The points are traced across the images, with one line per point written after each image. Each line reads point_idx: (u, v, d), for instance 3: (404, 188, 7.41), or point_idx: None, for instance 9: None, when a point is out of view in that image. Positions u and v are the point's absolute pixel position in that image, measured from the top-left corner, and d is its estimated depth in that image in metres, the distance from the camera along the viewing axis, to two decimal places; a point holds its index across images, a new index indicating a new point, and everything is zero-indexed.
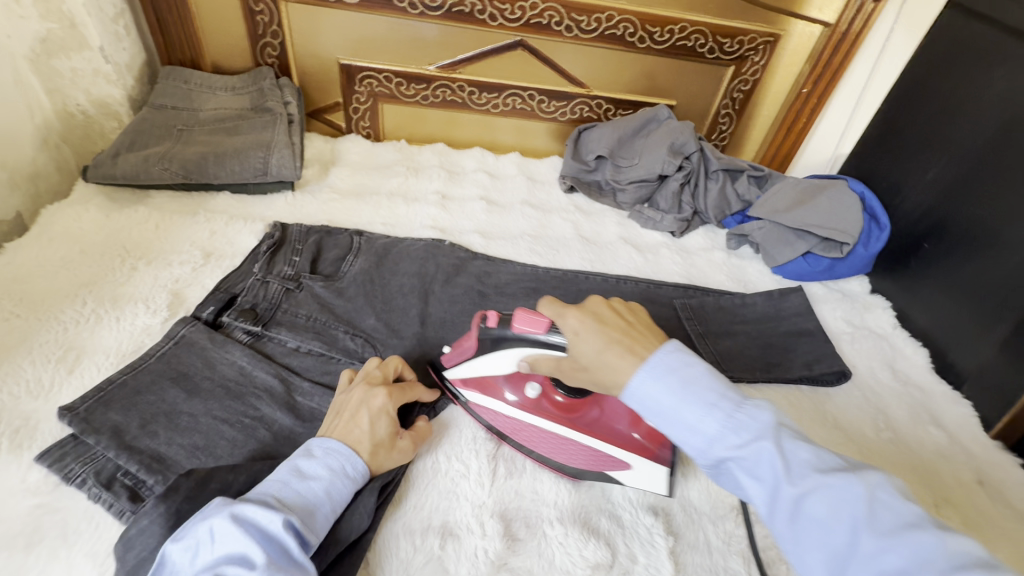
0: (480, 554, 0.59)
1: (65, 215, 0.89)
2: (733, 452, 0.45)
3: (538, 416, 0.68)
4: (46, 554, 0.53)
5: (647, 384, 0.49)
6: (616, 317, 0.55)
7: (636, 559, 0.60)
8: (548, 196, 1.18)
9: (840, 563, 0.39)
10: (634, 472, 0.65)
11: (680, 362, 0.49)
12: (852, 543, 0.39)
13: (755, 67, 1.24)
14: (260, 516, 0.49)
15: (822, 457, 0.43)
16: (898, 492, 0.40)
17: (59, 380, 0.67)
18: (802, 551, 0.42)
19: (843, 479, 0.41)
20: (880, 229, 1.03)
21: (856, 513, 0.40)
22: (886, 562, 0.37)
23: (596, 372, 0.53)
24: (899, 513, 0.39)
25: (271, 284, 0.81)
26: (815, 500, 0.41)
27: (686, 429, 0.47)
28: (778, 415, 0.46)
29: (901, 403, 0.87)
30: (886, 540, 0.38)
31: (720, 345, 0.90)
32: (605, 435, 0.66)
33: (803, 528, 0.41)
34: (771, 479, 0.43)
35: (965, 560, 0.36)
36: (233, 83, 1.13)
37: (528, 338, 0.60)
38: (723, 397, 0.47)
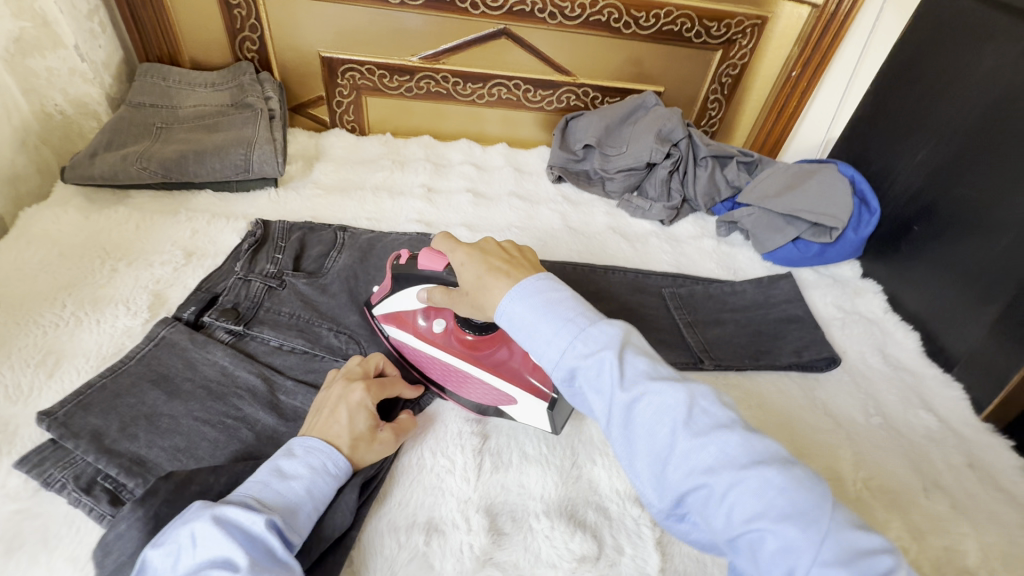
0: (465, 549, 0.58)
1: (43, 216, 0.88)
2: (581, 364, 0.49)
3: (441, 349, 0.69)
4: (26, 560, 0.52)
5: (515, 304, 0.53)
6: (498, 250, 0.60)
7: (623, 551, 0.60)
8: (536, 186, 1.17)
9: (661, 464, 0.44)
10: (519, 407, 0.67)
11: (547, 287, 0.54)
12: (671, 445, 0.44)
13: (743, 51, 1.22)
14: (242, 517, 0.48)
15: (658, 369, 0.48)
16: (719, 401, 0.45)
17: (39, 385, 0.66)
18: (632, 456, 0.46)
19: (670, 388, 0.46)
20: (870, 214, 1.03)
21: (678, 418, 0.44)
22: (698, 459, 0.42)
23: (477, 295, 0.58)
24: (715, 418, 0.44)
25: (253, 282, 0.80)
26: (645, 407, 0.45)
27: (541, 342, 0.51)
28: (625, 333, 0.50)
29: (891, 387, 0.86)
30: (699, 439, 0.43)
31: (709, 333, 0.89)
32: (502, 373, 0.67)
33: (633, 432, 0.46)
34: (609, 389, 0.47)
35: (761, 455, 0.42)
36: (212, 79, 1.12)
37: (430, 272, 0.67)
38: (578, 313, 0.51)
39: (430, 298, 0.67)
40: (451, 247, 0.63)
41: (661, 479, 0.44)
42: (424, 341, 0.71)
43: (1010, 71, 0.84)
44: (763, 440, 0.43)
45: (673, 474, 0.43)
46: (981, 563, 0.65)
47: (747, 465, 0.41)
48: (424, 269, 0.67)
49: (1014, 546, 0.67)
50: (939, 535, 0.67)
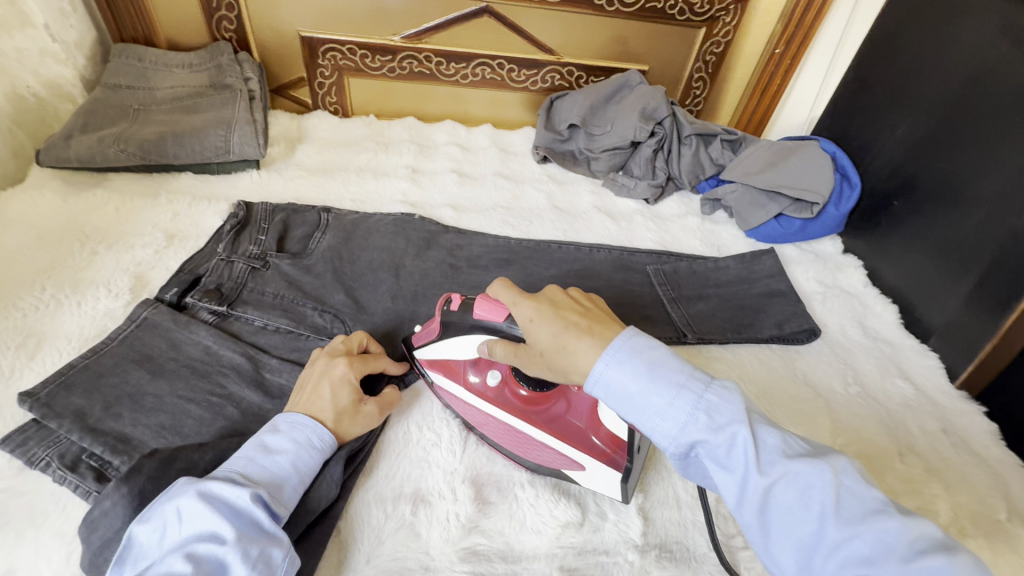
0: (451, 518, 0.59)
1: (20, 200, 0.86)
2: (705, 439, 0.46)
3: (496, 405, 0.64)
4: (13, 536, 0.53)
5: (616, 369, 0.50)
6: (568, 302, 0.56)
7: (606, 517, 0.62)
8: (521, 167, 1.17)
9: (807, 550, 0.42)
10: (587, 474, 0.61)
11: (644, 345, 0.50)
12: (818, 532, 0.42)
13: (726, 28, 1.22)
14: (227, 492, 0.49)
15: (789, 444, 0.46)
16: (861, 477, 0.43)
17: (20, 366, 0.66)
18: (769, 538, 0.44)
19: (810, 467, 0.44)
20: (851, 188, 1.05)
21: (822, 501, 0.42)
22: (851, 548, 0.40)
23: (553, 356, 0.54)
24: (864, 500, 0.42)
25: (236, 263, 0.80)
26: (783, 489, 0.44)
27: (654, 415, 0.48)
28: (747, 400, 0.47)
29: (870, 357, 0.88)
30: (852, 527, 0.41)
31: (693, 308, 0.90)
32: (564, 434, 0.62)
33: (772, 516, 0.44)
34: (740, 468, 0.45)
35: (923, 544, 0.39)
36: (190, 60, 1.09)
37: (487, 325, 0.60)
38: (692, 378, 0.48)
39: (491, 353, 0.60)
40: (514, 297, 0.58)
41: (808, 566, 0.42)
42: (474, 396, 0.65)
43: (987, 44, 0.85)
44: (920, 522, 0.40)
45: (822, 562, 0.42)
46: (953, 522, 0.67)
47: (910, 557, 0.39)
48: (481, 321, 0.60)
49: (984, 506, 0.70)
50: (912, 496, 0.70)
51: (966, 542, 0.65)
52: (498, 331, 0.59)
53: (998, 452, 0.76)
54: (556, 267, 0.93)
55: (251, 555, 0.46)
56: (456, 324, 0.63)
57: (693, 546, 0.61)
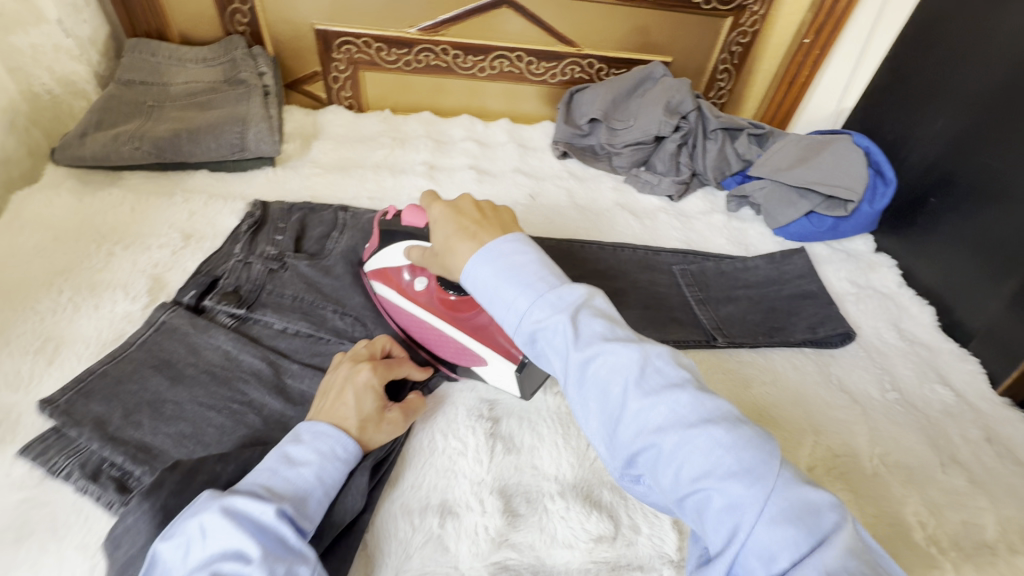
0: (480, 531, 0.58)
1: (35, 199, 0.85)
2: (539, 324, 0.50)
3: (419, 306, 0.70)
4: (35, 549, 0.52)
5: (480, 267, 0.53)
6: (473, 209, 0.59)
7: (640, 530, 0.59)
8: (540, 163, 1.14)
9: (613, 422, 0.46)
10: (489, 368, 0.67)
11: (514, 250, 0.54)
12: (623, 405, 0.45)
13: (754, 17, 1.18)
14: (251, 507, 0.48)
15: (613, 330, 0.49)
16: (672, 360, 0.47)
17: (39, 372, 0.65)
18: (587, 414, 0.48)
19: (625, 348, 0.47)
20: (885, 184, 1.00)
21: (631, 378, 0.46)
22: (649, 418, 0.44)
23: (444, 257, 0.58)
24: (665, 377, 0.46)
25: (254, 264, 0.78)
26: (599, 366, 0.47)
27: (505, 307, 0.52)
28: (588, 294, 0.51)
29: (907, 361, 0.85)
30: (650, 398, 0.44)
31: (722, 310, 0.87)
32: (476, 333, 0.67)
33: (589, 392, 0.47)
34: (564, 349, 0.48)
35: (713, 415, 0.43)
36: (204, 54, 1.07)
37: (415, 231, 0.68)
38: (540, 278, 0.52)
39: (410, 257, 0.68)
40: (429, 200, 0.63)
41: (613, 437, 0.46)
42: (403, 299, 0.71)
43: None
44: (714, 400, 0.44)
45: (625, 432, 0.45)
46: (1000, 538, 0.64)
47: (694, 424, 0.43)
48: (409, 227, 0.69)
49: None
50: (956, 509, 0.67)
51: (1016, 559, 0.62)
52: (421, 235, 0.68)
53: None
54: (579, 267, 0.90)
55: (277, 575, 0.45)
56: (392, 232, 0.71)
57: None
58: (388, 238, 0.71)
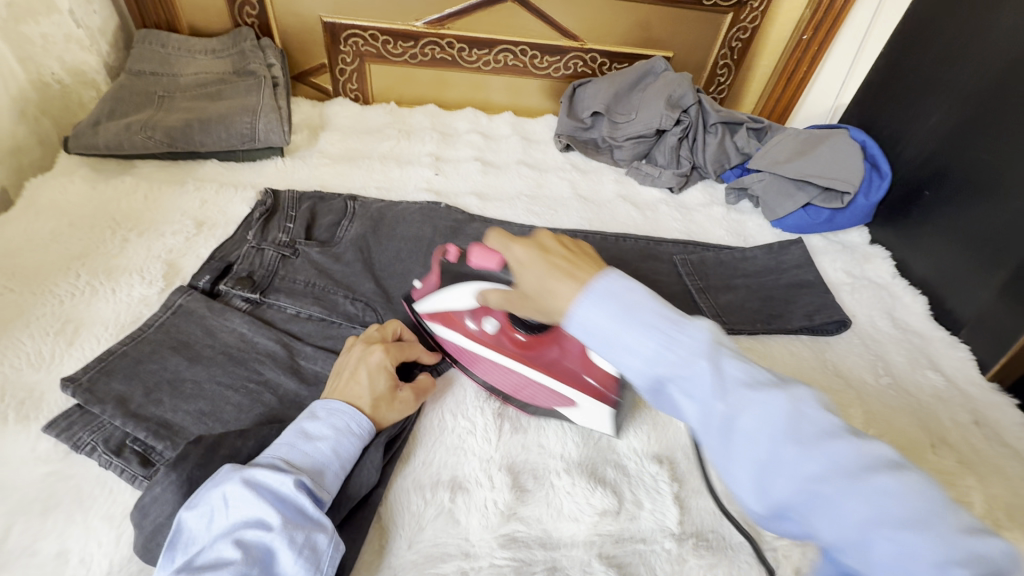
0: (489, 505, 0.60)
1: (49, 187, 0.87)
2: (669, 368, 0.40)
3: (494, 349, 0.67)
4: (63, 519, 0.54)
5: (584, 307, 0.44)
6: (558, 247, 0.52)
7: (642, 505, 0.62)
8: (544, 155, 1.16)
9: (760, 473, 0.36)
10: (579, 411, 0.66)
11: (618, 285, 0.44)
12: (770, 454, 0.36)
13: (754, 13, 1.20)
14: (271, 479, 0.50)
15: (751, 369, 0.39)
16: (821, 400, 0.37)
17: (60, 352, 0.67)
18: (725, 465, 0.38)
19: (772, 394, 0.37)
20: (881, 178, 1.03)
21: (780, 425, 0.36)
22: (806, 471, 0.34)
23: (539, 300, 0.50)
24: (822, 422, 0.36)
25: (266, 251, 0.80)
26: (744, 415, 0.37)
27: (621, 348, 0.42)
28: (717, 332, 0.41)
29: (900, 348, 0.88)
30: (807, 449, 0.35)
31: (721, 299, 0.90)
32: (559, 375, 0.65)
33: (733, 445, 0.37)
34: (703, 395, 0.39)
35: (872, 460, 0.34)
36: (213, 46, 1.09)
37: (483, 272, 0.64)
38: (658, 313, 0.42)
39: (485, 300, 0.64)
40: (505, 242, 0.55)
41: (759, 490, 0.36)
42: (473, 342, 0.68)
43: None
44: (880, 445, 0.35)
45: (777, 487, 0.35)
46: (987, 514, 0.67)
47: (862, 475, 0.33)
48: (475, 267, 0.65)
49: (1019, 498, 0.69)
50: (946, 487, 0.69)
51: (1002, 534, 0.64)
52: (492, 277, 0.63)
53: None
54: None
55: (297, 541, 0.47)
56: (456, 272, 0.68)
57: (727, 534, 0.61)
58: (453, 278, 0.68)
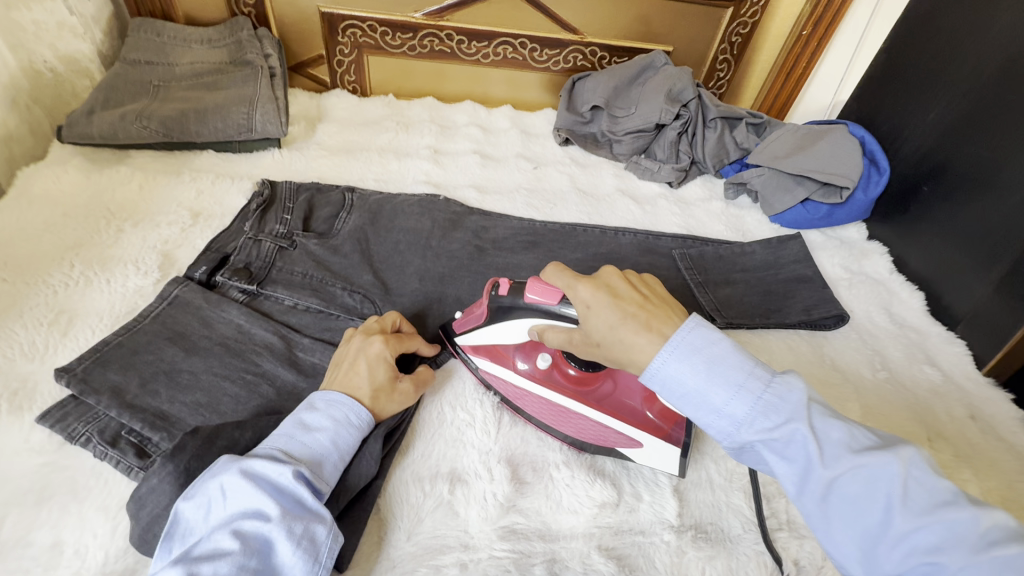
0: (489, 497, 0.60)
1: (42, 176, 0.86)
2: (763, 433, 0.45)
3: (548, 387, 0.66)
4: (57, 510, 0.53)
5: (675, 365, 0.49)
6: (630, 290, 0.53)
7: (641, 497, 0.62)
8: (543, 149, 1.15)
9: (871, 539, 0.41)
10: (644, 451, 0.62)
11: (705, 341, 0.49)
12: (882, 521, 0.41)
13: (754, 8, 1.20)
14: (270, 470, 0.49)
15: (854, 436, 0.44)
16: (931, 468, 0.41)
17: (54, 343, 0.66)
18: (832, 528, 0.43)
19: (876, 459, 0.42)
20: (879, 174, 1.03)
21: (887, 491, 0.41)
22: (918, 539, 0.39)
23: (611, 348, 0.52)
24: (933, 491, 0.40)
25: (264, 242, 0.79)
26: (847, 482, 0.42)
27: (713, 411, 0.47)
28: (808, 393, 0.46)
29: (897, 343, 0.88)
30: (920, 519, 0.39)
31: (720, 293, 0.90)
32: (615, 410, 0.64)
33: (835, 507, 0.42)
34: (802, 460, 0.44)
35: (995, 535, 0.37)
36: (209, 35, 1.07)
37: (541, 309, 0.59)
38: (751, 377, 0.47)
39: (543, 339, 0.61)
40: (568, 281, 0.55)
41: (871, 555, 0.41)
42: (525, 380, 0.67)
43: None
44: (995, 513, 0.38)
45: (887, 552, 0.40)
46: None
47: (981, 546, 0.37)
48: (533, 304, 0.60)
49: (1014, 491, 0.69)
50: None
51: None
52: (553, 314, 0.59)
53: None
54: (582, 251, 0.92)
55: (296, 532, 0.47)
56: (507, 308, 0.63)
57: (727, 527, 0.61)
58: (502, 314, 0.64)
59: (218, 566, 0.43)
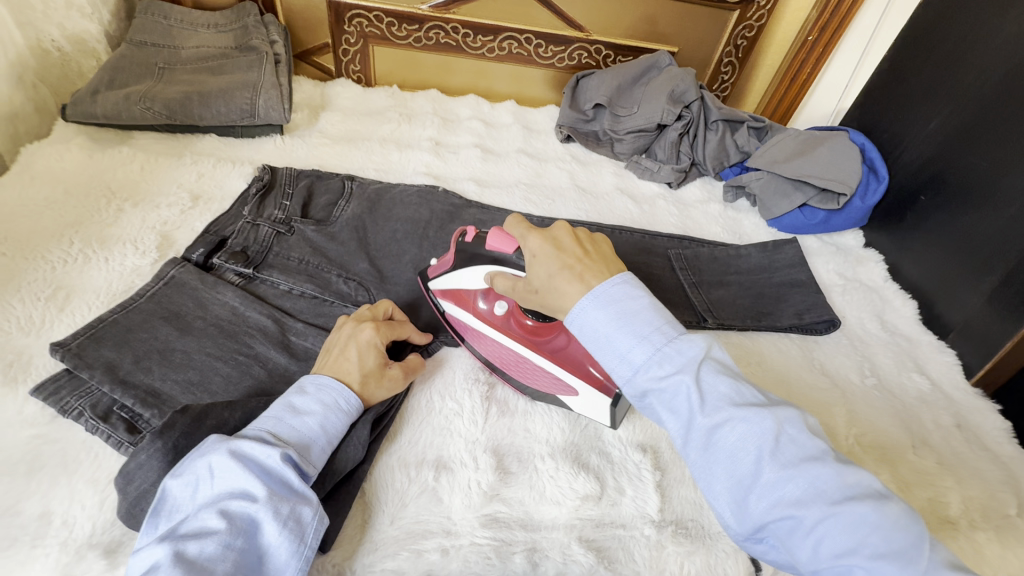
0: (473, 485, 0.60)
1: (46, 154, 0.86)
2: (656, 382, 0.48)
3: (500, 332, 0.68)
4: (47, 481, 0.54)
5: (589, 312, 0.52)
6: (573, 244, 0.56)
7: (624, 492, 0.62)
8: (544, 145, 1.16)
9: (742, 490, 0.44)
10: (580, 399, 0.65)
11: (623, 294, 0.52)
12: (754, 473, 0.44)
13: (760, 11, 1.20)
14: (258, 452, 0.50)
15: (739, 392, 0.47)
16: (806, 428, 0.45)
17: (50, 318, 0.67)
18: (711, 478, 0.46)
19: (756, 413, 0.45)
20: (878, 182, 1.03)
21: (762, 444, 0.44)
22: (784, 490, 0.42)
23: (546, 294, 0.55)
24: (803, 447, 0.44)
25: (262, 227, 0.80)
26: (727, 431, 0.45)
27: (616, 356, 0.50)
28: (705, 350, 0.49)
29: (887, 350, 0.89)
30: (787, 470, 0.43)
31: (713, 294, 0.90)
32: (562, 361, 0.65)
33: (714, 455, 0.45)
34: (686, 411, 0.47)
35: (856, 491, 0.41)
36: (216, 20, 1.08)
37: (497, 257, 0.63)
38: (656, 329, 0.50)
39: (492, 285, 0.64)
40: (525, 236, 0.58)
41: (741, 506, 0.44)
42: (483, 324, 0.69)
43: None
44: (856, 473, 0.42)
45: (757, 501, 0.43)
46: (963, 515, 0.67)
47: (840, 501, 0.41)
48: (492, 252, 0.64)
49: (995, 501, 0.69)
50: (924, 487, 0.70)
51: (975, 534, 0.65)
52: (506, 263, 0.62)
53: (1011, 449, 0.76)
54: None
55: (281, 513, 0.48)
56: (470, 254, 0.66)
57: (706, 524, 0.62)
58: (465, 261, 0.67)
59: (204, 544, 0.44)
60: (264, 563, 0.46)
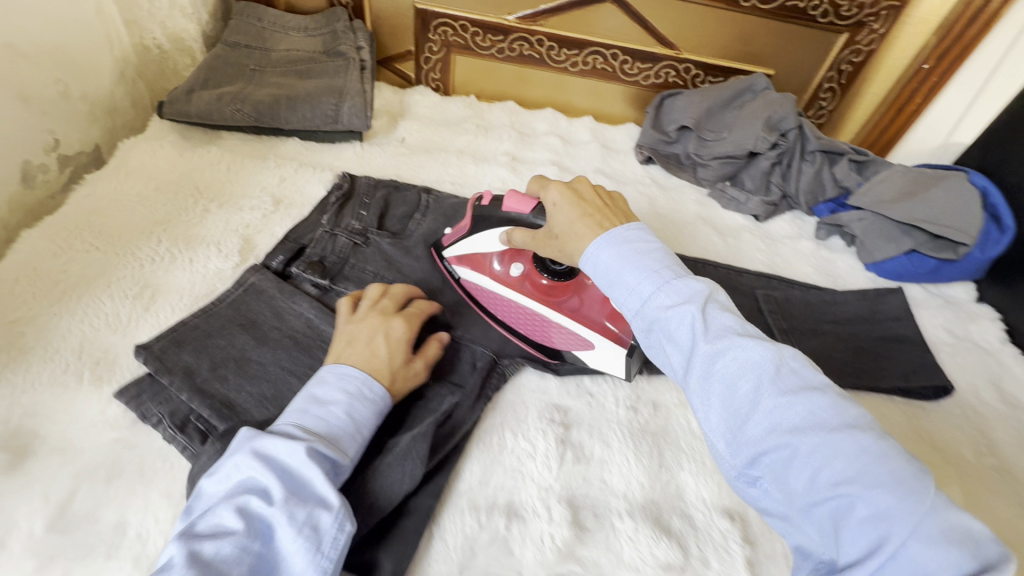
0: (547, 539, 0.56)
1: (141, 150, 0.89)
2: (663, 310, 0.47)
3: (516, 292, 0.72)
4: (124, 488, 0.54)
5: (600, 251, 0.52)
6: (594, 197, 0.59)
7: (709, 564, 0.57)
8: (623, 166, 1.10)
9: (739, 419, 0.41)
10: (594, 352, 0.70)
11: (639, 238, 0.52)
12: (753, 400, 0.41)
13: (872, 36, 1.09)
14: (281, 451, 0.47)
15: (744, 327, 0.45)
16: (808, 362, 0.42)
17: (136, 317, 0.67)
18: (707, 409, 0.43)
19: (758, 344, 0.43)
20: (1001, 232, 0.92)
21: (766, 372, 0.41)
22: (784, 418, 0.40)
23: (567, 240, 0.57)
24: (805, 379, 0.41)
25: (339, 237, 0.79)
26: (727, 361, 0.42)
27: (624, 289, 0.50)
28: (711, 287, 0.47)
29: (1007, 426, 0.78)
30: (787, 397, 0.40)
31: (805, 343, 0.83)
32: (576, 318, 0.70)
33: (713, 385, 0.43)
34: (687, 341, 0.45)
35: (857, 422, 0.38)
36: (306, 23, 1.09)
37: (514, 216, 0.66)
38: (665, 266, 0.49)
39: (510, 241, 0.67)
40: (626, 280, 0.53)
41: (737, 436, 0.41)
42: (499, 284, 0.73)
43: None
44: (858, 407, 0.39)
45: (754, 428, 0.40)
46: None
47: (839, 428, 0.38)
48: (508, 212, 0.66)
49: None
50: None
51: None
52: (524, 221, 0.65)
53: None
54: None
55: (297, 518, 0.44)
56: (485, 217, 0.70)
57: None
58: (482, 224, 0.71)
59: (220, 545, 0.41)
60: (278, 568, 0.43)
